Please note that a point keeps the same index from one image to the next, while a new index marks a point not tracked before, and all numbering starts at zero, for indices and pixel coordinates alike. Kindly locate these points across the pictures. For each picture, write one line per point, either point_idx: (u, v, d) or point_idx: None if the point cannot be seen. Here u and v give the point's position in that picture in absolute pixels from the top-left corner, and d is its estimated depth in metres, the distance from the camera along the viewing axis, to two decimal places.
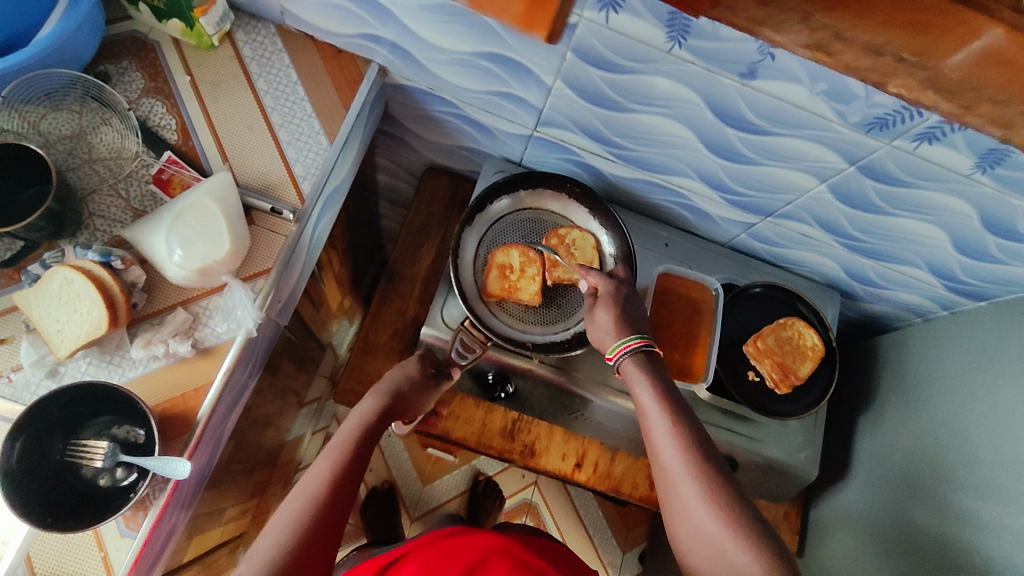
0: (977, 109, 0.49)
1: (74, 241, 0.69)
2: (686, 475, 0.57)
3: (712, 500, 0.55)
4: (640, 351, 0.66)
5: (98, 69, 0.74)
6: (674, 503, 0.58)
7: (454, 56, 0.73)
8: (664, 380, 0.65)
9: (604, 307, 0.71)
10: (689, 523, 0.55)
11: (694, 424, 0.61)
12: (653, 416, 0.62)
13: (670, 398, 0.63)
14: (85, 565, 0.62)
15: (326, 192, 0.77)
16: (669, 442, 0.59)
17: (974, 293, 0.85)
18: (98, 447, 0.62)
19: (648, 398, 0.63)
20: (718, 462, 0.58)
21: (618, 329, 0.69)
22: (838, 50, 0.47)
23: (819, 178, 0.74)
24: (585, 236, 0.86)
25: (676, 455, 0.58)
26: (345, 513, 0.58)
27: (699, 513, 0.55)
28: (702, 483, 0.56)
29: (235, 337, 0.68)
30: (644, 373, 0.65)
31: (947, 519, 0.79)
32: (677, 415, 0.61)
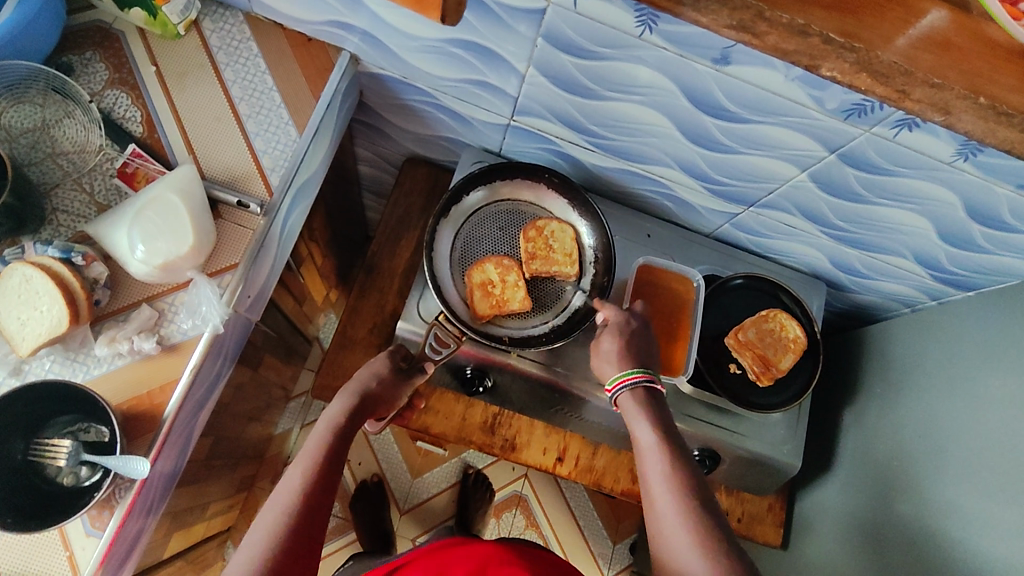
0: (913, 95, 0.49)
1: (37, 237, 0.67)
2: (676, 517, 0.58)
3: (700, 539, 0.56)
4: (640, 386, 0.68)
5: (62, 60, 0.72)
6: (662, 542, 0.58)
7: (425, 43, 0.71)
8: (663, 417, 0.66)
9: (611, 336, 0.72)
10: (676, 563, 0.56)
11: (688, 464, 0.62)
12: (649, 454, 0.63)
13: (668, 436, 0.64)
14: (50, 565, 0.61)
15: (296, 184, 0.75)
16: (661, 482, 0.60)
17: (962, 283, 0.83)
18: (61, 446, 0.62)
19: (645, 435, 0.64)
20: (709, 501, 0.59)
21: (620, 361, 0.70)
22: (764, 31, 0.48)
23: (799, 167, 0.72)
24: (562, 227, 0.84)
25: (668, 492, 0.59)
26: (320, 527, 0.57)
27: (686, 552, 0.56)
28: (690, 520, 0.57)
29: (201, 333, 0.67)
30: (643, 409, 0.66)
31: (930, 512, 0.78)
32: (674, 454, 0.62)
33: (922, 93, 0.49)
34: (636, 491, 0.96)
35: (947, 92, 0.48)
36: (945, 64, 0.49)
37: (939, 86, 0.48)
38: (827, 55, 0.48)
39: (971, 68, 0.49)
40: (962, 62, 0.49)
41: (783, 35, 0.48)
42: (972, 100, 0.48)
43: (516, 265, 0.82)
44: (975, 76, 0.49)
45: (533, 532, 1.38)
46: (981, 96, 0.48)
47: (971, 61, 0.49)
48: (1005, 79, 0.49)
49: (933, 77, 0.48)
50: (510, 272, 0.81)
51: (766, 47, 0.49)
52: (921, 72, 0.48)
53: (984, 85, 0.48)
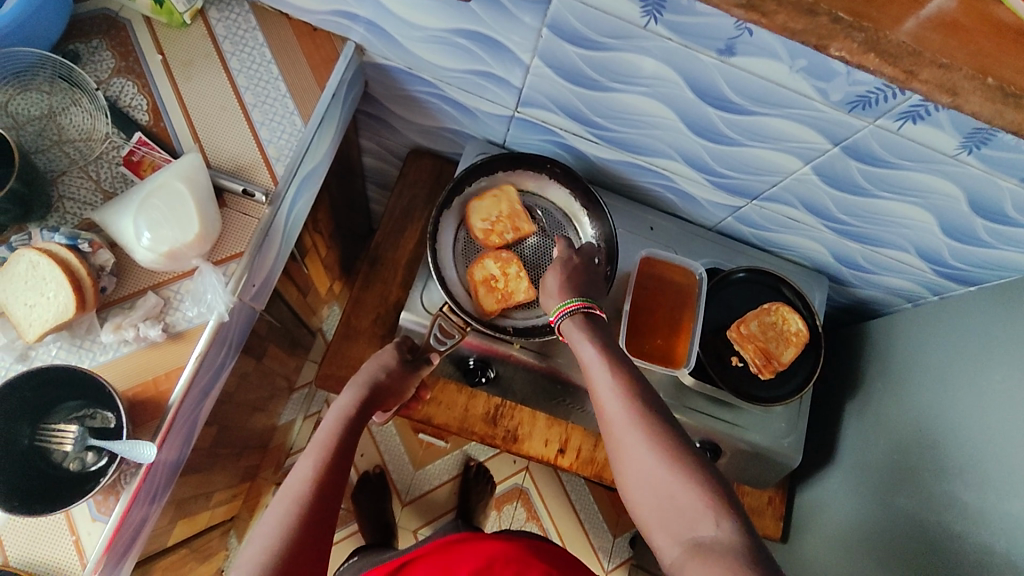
0: (920, 75, 0.49)
1: (43, 224, 0.67)
2: (627, 422, 0.58)
3: (650, 437, 0.56)
4: (580, 312, 0.68)
5: (68, 48, 0.73)
6: (617, 450, 0.59)
7: (429, 34, 0.71)
8: (606, 336, 0.66)
9: (553, 272, 0.73)
10: (631, 464, 0.56)
11: (634, 375, 0.62)
12: (595, 369, 0.63)
13: (611, 351, 0.64)
14: (57, 549, 0.61)
15: (301, 173, 0.75)
16: (609, 392, 0.60)
17: (964, 278, 0.83)
18: (67, 430, 0.62)
19: (590, 354, 0.64)
20: (658, 407, 0.59)
21: (562, 292, 0.71)
22: (773, 10, 0.48)
23: (803, 160, 0.72)
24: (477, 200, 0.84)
25: (616, 401, 0.59)
26: (333, 512, 0.58)
27: (638, 452, 0.56)
28: (641, 426, 0.57)
29: (206, 321, 0.67)
30: (585, 331, 0.66)
31: (930, 505, 0.78)
32: (618, 366, 0.62)
33: (929, 73, 0.49)
34: None
35: (954, 73, 0.49)
36: (953, 45, 0.49)
37: (947, 66, 0.49)
38: (835, 34, 0.49)
39: (979, 48, 0.50)
40: (970, 43, 0.50)
41: (791, 14, 0.48)
42: (979, 81, 0.49)
43: (513, 257, 0.82)
44: (982, 56, 0.49)
45: (533, 525, 1.38)
46: (989, 77, 0.49)
47: (977, 40, 0.50)
48: (1014, 60, 0.50)
49: (941, 58, 0.48)
50: (510, 264, 0.81)
51: (774, 27, 0.50)
52: (929, 52, 0.48)
53: (992, 66, 0.49)
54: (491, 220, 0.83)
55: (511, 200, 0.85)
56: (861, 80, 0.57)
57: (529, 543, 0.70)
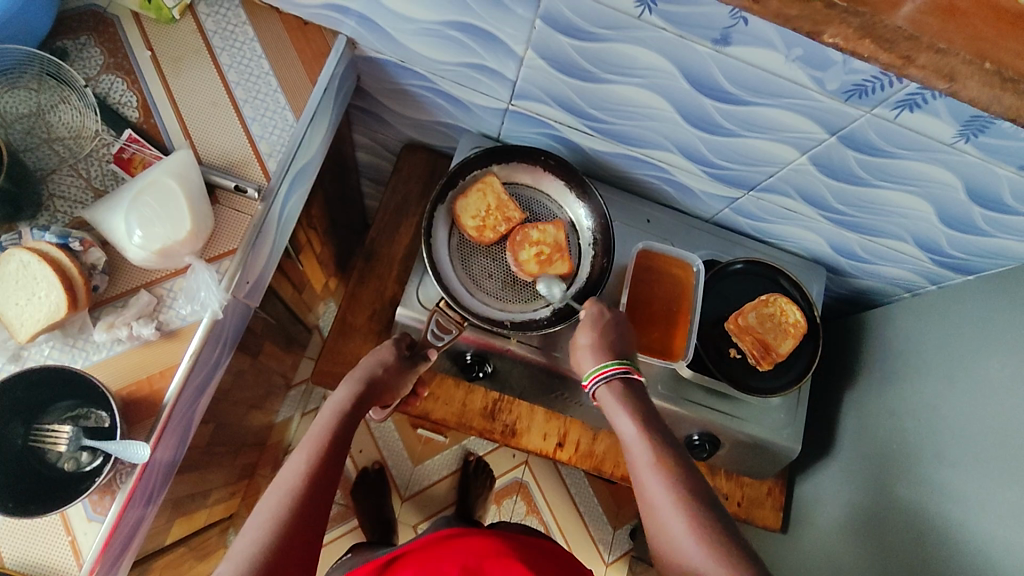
0: (918, 61, 0.49)
1: (33, 223, 0.67)
2: (669, 505, 0.58)
3: (692, 522, 0.57)
4: (617, 377, 0.68)
5: (56, 45, 0.72)
6: (655, 530, 0.59)
7: (422, 26, 0.71)
8: (644, 408, 0.67)
9: (585, 330, 0.73)
10: (671, 548, 0.57)
11: (675, 453, 0.63)
12: (636, 445, 0.64)
13: (652, 426, 0.65)
14: (52, 550, 0.61)
15: (293, 170, 0.74)
16: (649, 471, 0.61)
17: (961, 267, 0.83)
18: (62, 431, 0.62)
19: (628, 429, 0.65)
20: (700, 487, 0.60)
21: (597, 356, 0.70)
22: None
23: (800, 150, 0.72)
24: (463, 202, 0.83)
25: (658, 482, 0.60)
26: (324, 509, 0.57)
27: (679, 535, 0.57)
28: (684, 508, 0.58)
29: (200, 318, 0.67)
30: (624, 401, 0.67)
31: (930, 495, 0.78)
32: (659, 444, 0.63)
33: (927, 59, 0.49)
34: None
35: (952, 58, 0.49)
36: (950, 29, 0.49)
37: (944, 51, 0.49)
38: (831, 19, 0.48)
39: (976, 32, 0.50)
40: (966, 26, 0.50)
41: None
42: (978, 65, 0.49)
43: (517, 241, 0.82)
44: (979, 40, 0.50)
45: (533, 518, 1.38)
46: (986, 62, 0.49)
47: (975, 26, 0.50)
48: (1011, 44, 0.50)
49: (938, 42, 0.48)
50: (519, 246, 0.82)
51: (768, 13, 0.49)
52: (926, 37, 0.48)
53: (989, 50, 0.49)
54: (481, 216, 0.83)
55: (496, 190, 0.83)
56: (858, 68, 0.56)
57: (521, 542, 0.69)
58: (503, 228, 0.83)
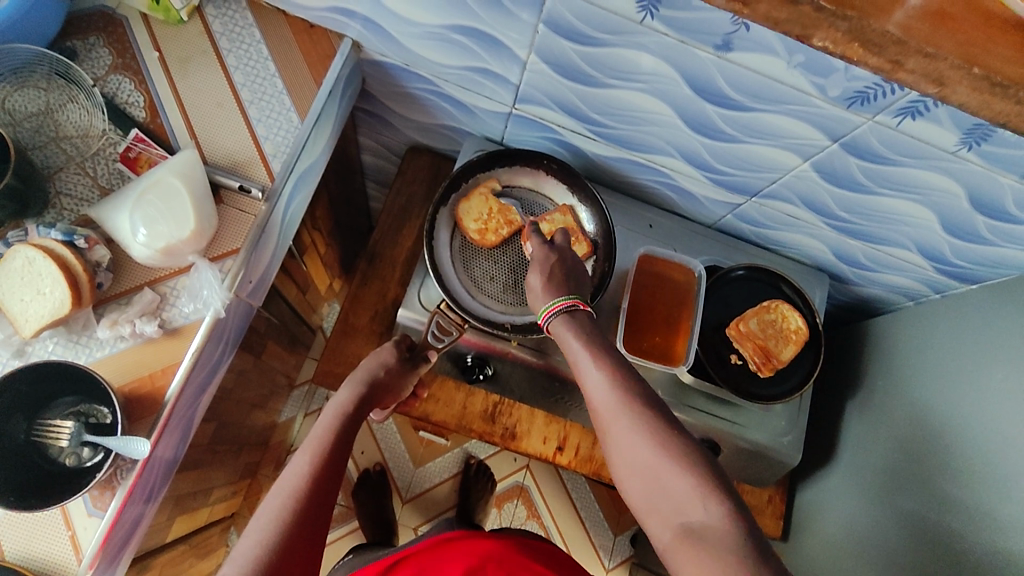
0: (907, 65, 0.50)
1: (40, 220, 0.68)
2: (618, 412, 0.56)
3: (643, 427, 0.55)
4: (567, 311, 0.66)
5: (66, 46, 0.73)
6: (609, 442, 0.57)
7: (426, 29, 0.71)
8: (594, 333, 0.64)
9: (535, 271, 0.71)
10: (624, 454, 0.55)
11: (622, 367, 0.60)
12: (583, 364, 0.61)
13: (596, 344, 0.62)
14: (52, 544, 0.62)
15: (297, 170, 0.75)
16: (600, 385, 0.59)
17: (965, 276, 0.83)
18: (63, 426, 0.62)
19: (576, 349, 0.63)
20: (653, 399, 0.57)
21: (547, 292, 0.68)
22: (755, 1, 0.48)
23: (802, 156, 0.72)
24: (465, 205, 0.84)
25: (606, 395, 0.58)
26: (326, 510, 0.58)
27: (632, 442, 0.55)
28: (632, 415, 0.56)
29: (203, 317, 0.67)
30: (572, 328, 0.65)
31: (932, 504, 0.78)
32: (609, 361, 0.60)
33: (916, 63, 0.49)
34: None
35: (941, 62, 0.48)
36: (941, 35, 0.49)
37: (932, 56, 0.48)
38: (820, 23, 0.48)
39: (969, 38, 0.49)
40: (959, 32, 0.49)
41: (774, 4, 0.48)
42: (967, 71, 0.48)
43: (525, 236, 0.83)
44: (970, 46, 0.49)
45: (534, 523, 1.38)
46: (976, 67, 0.48)
47: (968, 32, 0.49)
48: (1001, 49, 0.49)
49: (927, 47, 0.48)
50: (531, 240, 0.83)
51: (757, 16, 0.50)
52: (914, 42, 0.48)
53: (980, 56, 0.49)
54: (483, 219, 0.83)
55: (498, 195, 0.84)
56: (859, 75, 0.56)
57: (524, 543, 0.69)
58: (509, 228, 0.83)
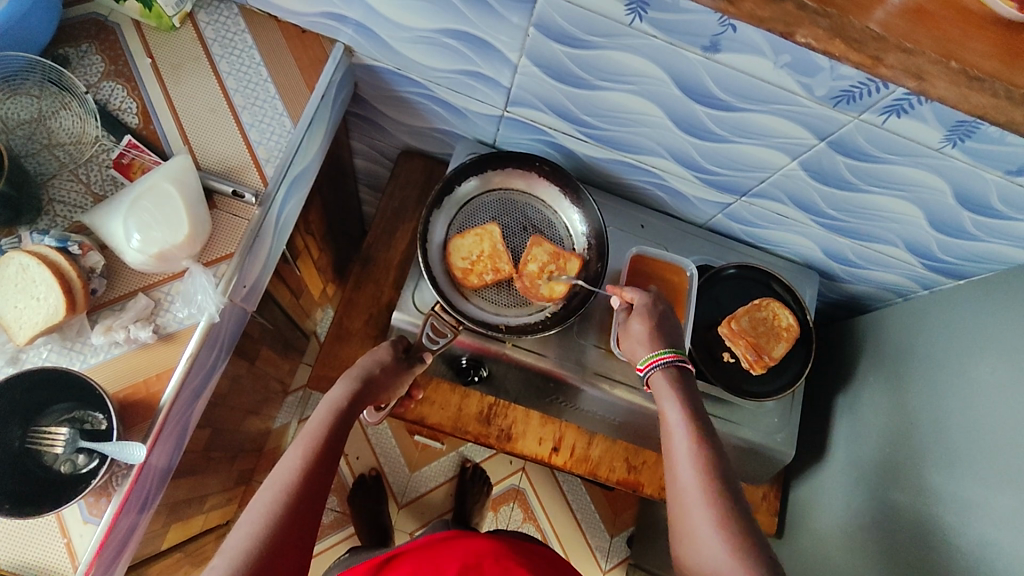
0: (887, 61, 0.51)
1: (33, 227, 0.68)
2: (699, 494, 0.58)
3: (718, 515, 0.56)
4: (670, 366, 0.68)
5: (57, 53, 0.73)
6: (681, 520, 0.59)
7: (418, 34, 0.72)
8: (694, 399, 0.66)
9: (638, 318, 0.72)
10: (692, 539, 0.57)
11: (714, 445, 0.62)
12: (677, 432, 0.63)
13: (696, 416, 0.64)
14: (47, 552, 0.61)
15: (291, 175, 0.76)
16: (686, 457, 0.61)
17: (951, 271, 0.84)
18: (58, 433, 0.62)
19: (674, 415, 0.64)
20: (733, 487, 0.59)
21: (653, 343, 0.70)
22: None
23: (790, 156, 0.73)
24: (461, 241, 0.82)
25: (690, 474, 0.60)
26: (318, 508, 0.58)
27: (703, 527, 0.56)
28: (713, 503, 0.57)
29: (197, 322, 0.67)
30: (673, 387, 0.67)
31: (923, 498, 0.79)
32: (701, 437, 0.62)
33: (895, 59, 0.51)
34: (631, 480, 0.97)
35: (919, 57, 0.50)
36: (918, 31, 0.51)
37: (911, 51, 0.50)
38: (802, 21, 0.50)
39: (944, 34, 0.51)
40: (936, 29, 0.51)
41: (759, 2, 0.50)
42: (945, 65, 0.50)
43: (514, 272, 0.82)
44: (947, 41, 0.51)
45: (530, 525, 1.38)
46: (954, 61, 0.50)
47: (945, 28, 0.51)
48: (976, 44, 0.51)
49: (905, 42, 0.50)
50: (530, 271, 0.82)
51: (743, 15, 0.51)
52: (893, 37, 0.50)
53: (957, 51, 0.51)
54: (471, 259, 0.82)
55: (494, 239, 0.82)
56: (845, 74, 0.57)
57: (513, 542, 0.70)
58: (501, 266, 0.81)
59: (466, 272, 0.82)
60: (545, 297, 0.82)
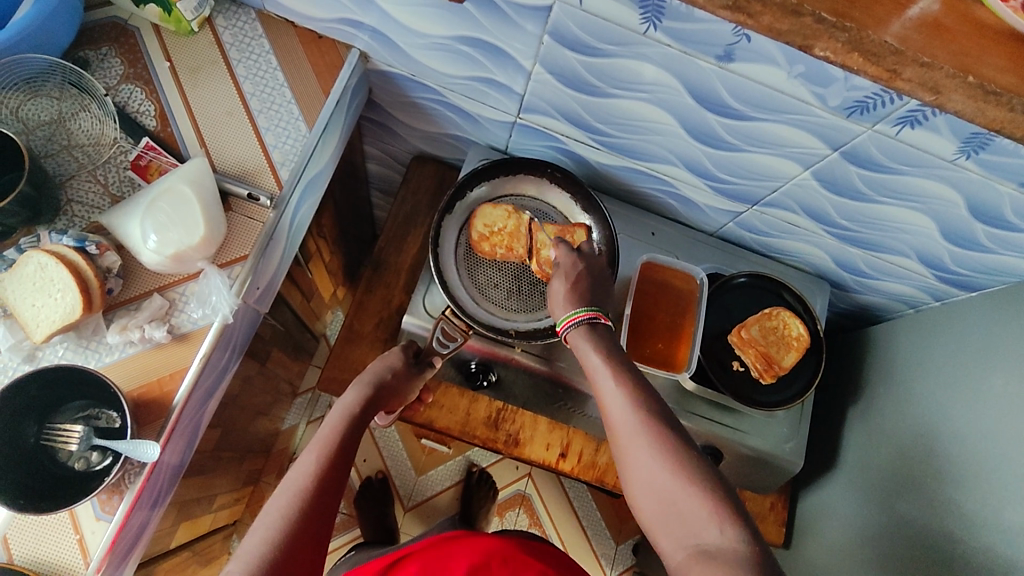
0: (904, 74, 0.51)
1: (52, 227, 0.69)
2: (633, 426, 0.57)
3: (656, 442, 0.55)
4: (586, 322, 0.66)
5: (78, 56, 0.74)
6: (622, 456, 0.58)
7: (434, 41, 0.72)
8: (614, 347, 0.64)
9: (559, 277, 0.70)
10: (639, 474, 0.55)
11: (639, 384, 0.61)
12: (600, 378, 0.61)
13: (615, 358, 0.62)
14: (61, 548, 0.62)
15: (305, 178, 0.76)
16: (616, 400, 0.59)
17: (963, 283, 0.83)
18: (72, 431, 0.63)
19: (594, 361, 0.63)
20: (671, 421, 0.57)
21: (569, 301, 0.68)
22: (758, 11, 0.50)
23: (802, 165, 0.73)
24: (490, 209, 0.84)
25: (621, 411, 0.58)
26: (332, 510, 0.58)
27: (645, 461, 0.55)
28: (648, 433, 0.56)
29: (211, 323, 0.68)
30: (591, 339, 0.64)
31: (932, 511, 0.78)
32: (624, 375, 0.60)
33: (913, 72, 0.51)
34: None
35: (936, 71, 0.50)
36: (935, 45, 0.51)
37: (929, 65, 0.50)
38: (819, 34, 0.51)
39: (961, 47, 0.51)
40: (952, 43, 0.51)
41: (777, 15, 0.50)
42: (962, 79, 0.50)
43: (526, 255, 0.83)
44: (964, 55, 0.51)
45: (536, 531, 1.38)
46: (970, 76, 0.50)
47: (961, 41, 0.51)
48: (993, 59, 0.51)
49: (922, 56, 0.50)
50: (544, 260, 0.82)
51: (761, 27, 0.52)
52: (911, 51, 0.50)
53: (974, 65, 0.51)
54: (491, 228, 0.83)
55: (522, 222, 0.83)
56: (859, 85, 0.57)
57: (522, 542, 0.69)
58: (517, 245, 0.83)
59: (485, 244, 0.84)
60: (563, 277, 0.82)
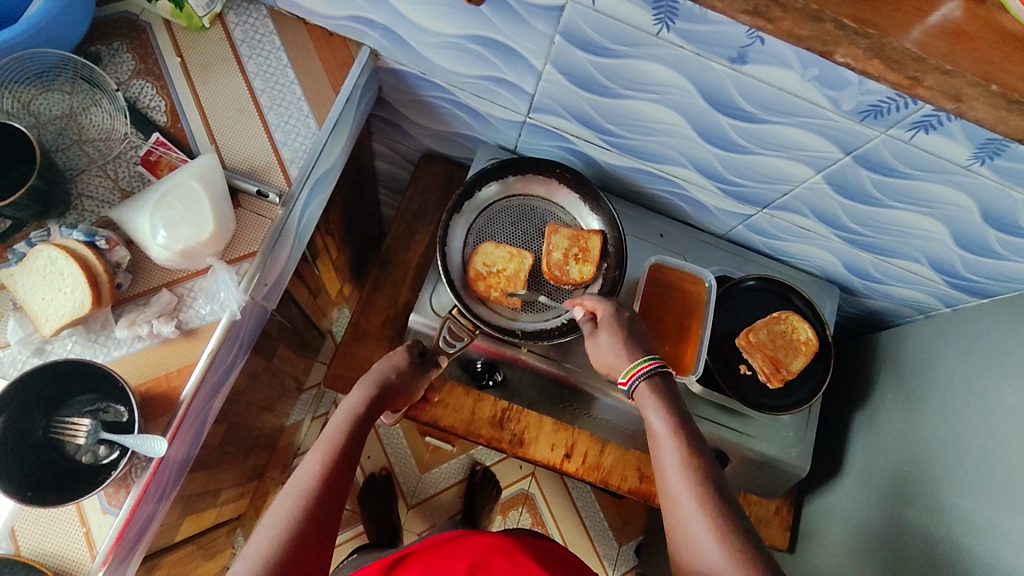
0: (925, 81, 0.51)
1: (62, 221, 0.69)
2: (690, 496, 0.58)
3: (713, 520, 0.55)
4: (657, 378, 0.67)
5: (90, 50, 0.74)
6: (674, 524, 0.58)
7: (444, 39, 0.72)
8: (680, 408, 0.65)
9: (606, 330, 0.72)
10: (687, 539, 0.56)
11: (704, 452, 0.62)
12: (664, 439, 0.62)
13: (683, 423, 0.64)
14: (68, 541, 0.62)
15: (314, 176, 0.76)
16: (676, 466, 0.60)
17: (976, 290, 0.83)
18: (80, 424, 0.63)
19: (661, 424, 0.64)
20: (728, 494, 0.58)
21: (631, 354, 0.70)
22: (778, 17, 0.50)
23: (814, 169, 0.72)
24: (484, 249, 0.83)
25: (681, 479, 0.59)
26: (337, 508, 0.58)
27: (699, 532, 0.55)
28: (706, 508, 0.56)
29: (219, 319, 0.68)
30: (659, 397, 0.66)
31: (939, 519, 0.77)
32: (690, 443, 0.62)
33: (934, 80, 0.51)
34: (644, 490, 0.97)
35: (958, 79, 0.50)
36: (958, 53, 0.50)
37: (951, 73, 0.49)
38: (839, 40, 0.50)
39: (984, 55, 0.51)
40: (976, 51, 0.50)
41: (797, 21, 0.50)
42: (984, 88, 0.49)
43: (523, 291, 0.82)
44: (986, 63, 0.50)
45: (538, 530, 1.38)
46: (993, 84, 0.49)
47: (984, 49, 0.51)
48: (1017, 68, 0.50)
49: (945, 64, 0.49)
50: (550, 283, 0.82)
51: (780, 31, 0.52)
52: (933, 59, 0.49)
53: (995, 73, 0.50)
54: (489, 267, 0.83)
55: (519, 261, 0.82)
56: (874, 89, 0.57)
57: (528, 541, 0.69)
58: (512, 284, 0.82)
59: (480, 283, 0.82)
60: (574, 280, 0.83)
